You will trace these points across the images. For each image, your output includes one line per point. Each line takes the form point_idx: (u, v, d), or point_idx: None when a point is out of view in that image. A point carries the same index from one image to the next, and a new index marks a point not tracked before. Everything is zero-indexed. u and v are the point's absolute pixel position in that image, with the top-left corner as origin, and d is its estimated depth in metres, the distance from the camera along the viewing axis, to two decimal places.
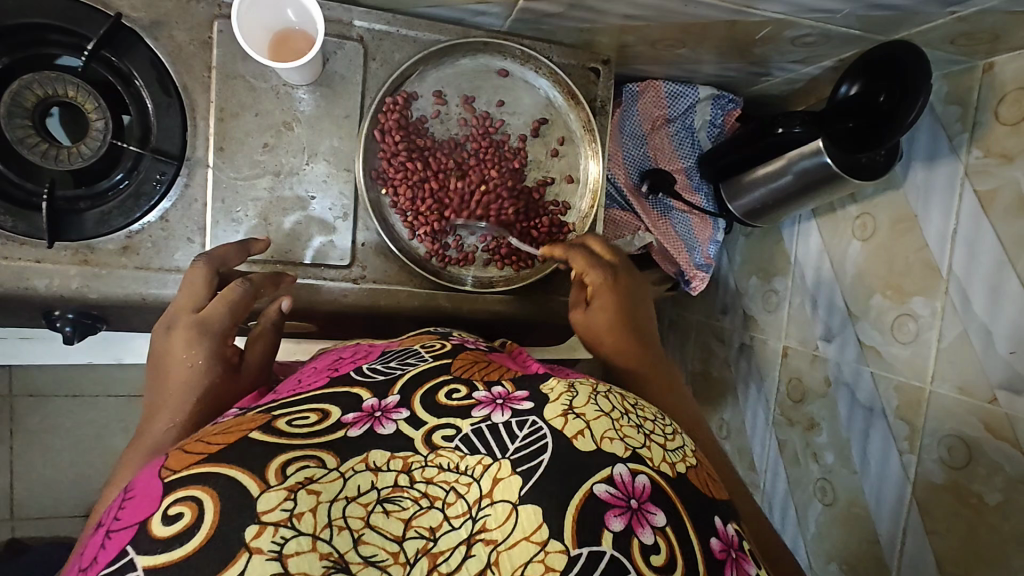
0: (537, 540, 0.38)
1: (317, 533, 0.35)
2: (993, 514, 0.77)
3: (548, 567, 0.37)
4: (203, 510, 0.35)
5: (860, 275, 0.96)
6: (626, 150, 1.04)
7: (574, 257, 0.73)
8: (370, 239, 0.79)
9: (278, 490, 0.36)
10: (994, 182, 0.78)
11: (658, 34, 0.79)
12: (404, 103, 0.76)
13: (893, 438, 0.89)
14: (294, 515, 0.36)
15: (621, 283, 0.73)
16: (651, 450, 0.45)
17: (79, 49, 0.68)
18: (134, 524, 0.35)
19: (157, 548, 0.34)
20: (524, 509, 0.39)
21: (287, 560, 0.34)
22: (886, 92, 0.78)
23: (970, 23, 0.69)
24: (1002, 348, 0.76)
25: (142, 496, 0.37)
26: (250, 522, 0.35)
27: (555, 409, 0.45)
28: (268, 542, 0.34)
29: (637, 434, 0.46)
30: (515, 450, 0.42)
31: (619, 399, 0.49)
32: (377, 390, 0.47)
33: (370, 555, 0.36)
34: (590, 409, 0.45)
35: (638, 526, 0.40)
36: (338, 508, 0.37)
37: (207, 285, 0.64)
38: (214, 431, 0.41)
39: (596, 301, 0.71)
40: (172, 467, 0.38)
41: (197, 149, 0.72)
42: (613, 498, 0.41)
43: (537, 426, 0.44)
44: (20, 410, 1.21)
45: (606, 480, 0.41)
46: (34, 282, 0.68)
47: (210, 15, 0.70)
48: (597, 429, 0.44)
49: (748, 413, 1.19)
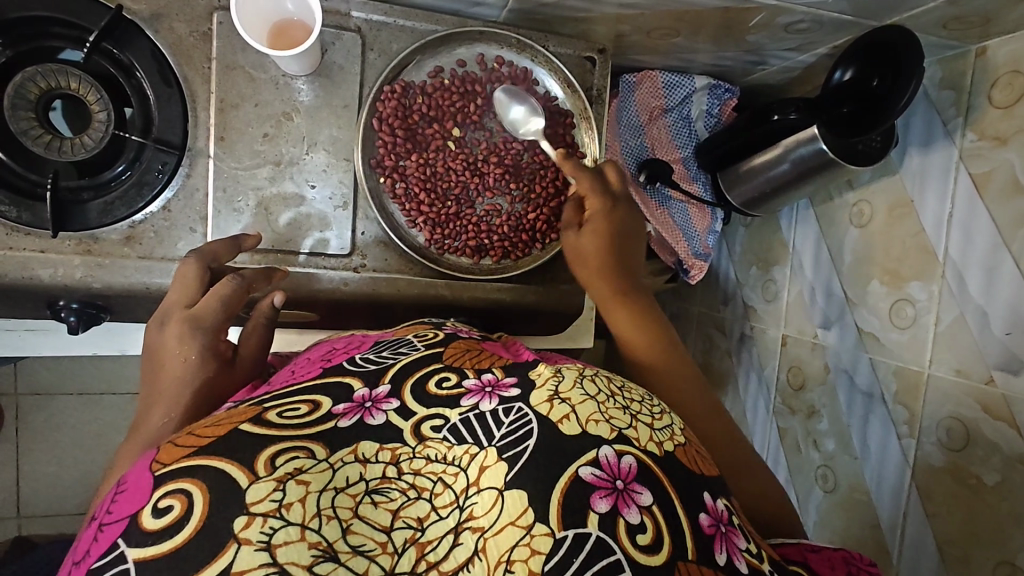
0: (522, 525, 0.39)
1: (306, 522, 0.36)
2: (992, 494, 0.77)
3: (533, 551, 0.38)
4: (193, 502, 0.36)
5: (858, 261, 0.96)
6: (624, 140, 1.05)
7: (583, 180, 0.73)
8: (371, 229, 0.80)
9: (267, 481, 0.37)
10: (988, 165, 0.78)
11: (653, 22, 0.79)
12: (402, 91, 0.77)
13: (893, 423, 0.90)
14: (282, 505, 0.36)
15: (620, 217, 0.73)
16: (637, 430, 0.45)
17: (81, 41, 0.70)
18: (125, 517, 0.36)
19: (147, 541, 0.34)
20: (510, 494, 0.40)
21: (276, 550, 0.34)
22: (880, 77, 0.78)
23: (962, 6, 0.69)
24: (998, 329, 0.76)
25: (134, 488, 0.38)
26: (239, 514, 0.35)
27: (540, 395, 0.45)
28: (257, 533, 0.35)
29: (623, 415, 0.46)
30: (501, 437, 0.43)
31: (606, 382, 0.49)
32: (367, 380, 0.48)
33: (359, 545, 0.37)
34: (576, 394, 0.46)
35: (623, 506, 0.40)
36: (327, 498, 0.38)
37: (200, 280, 0.65)
38: (204, 424, 0.42)
39: (590, 226, 0.72)
40: (162, 461, 0.39)
41: (198, 139, 0.73)
42: (599, 480, 0.41)
43: (522, 412, 0.44)
44: (25, 408, 1.22)
45: (591, 463, 0.42)
46: (38, 272, 0.69)
47: (210, 8, 0.71)
48: (583, 413, 0.44)
49: (749, 402, 1.20)
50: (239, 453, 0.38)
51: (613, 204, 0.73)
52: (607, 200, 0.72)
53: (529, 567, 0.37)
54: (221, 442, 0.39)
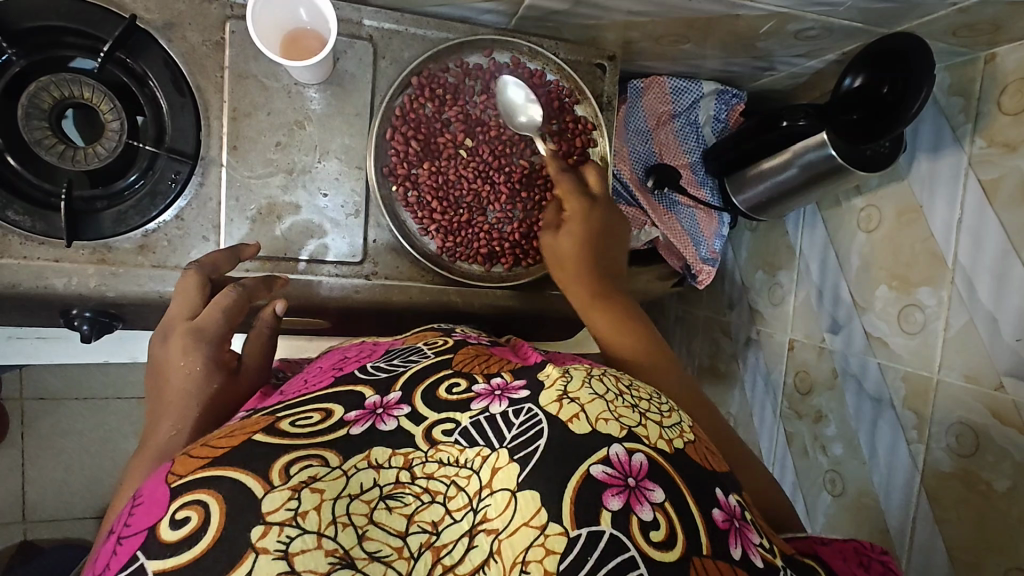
0: (536, 525, 0.39)
1: (322, 530, 0.36)
2: (1003, 499, 0.78)
3: (548, 550, 0.38)
4: (211, 513, 0.36)
5: (866, 266, 0.96)
6: (632, 146, 1.06)
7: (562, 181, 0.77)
8: (382, 237, 0.80)
9: (283, 490, 0.37)
10: (997, 171, 0.78)
11: (663, 30, 0.80)
12: (430, 83, 0.78)
13: (901, 428, 0.90)
14: (298, 514, 0.36)
15: (595, 216, 0.76)
16: (647, 428, 0.46)
17: (95, 51, 0.70)
18: (144, 529, 0.36)
19: (166, 553, 0.35)
20: (523, 494, 0.40)
21: (294, 558, 0.34)
22: (889, 84, 0.79)
23: (971, 14, 0.69)
24: (1008, 336, 0.77)
25: (151, 501, 0.38)
26: (256, 523, 0.35)
27: (549, 395, 0.46)
28: (274, 541, 0.35)
29: (632, 414, 0.46)
30: (512, 438, 0.43)
31: (613, 381, 0.50)
32: (379, 388, 0.48)
33: (375, 551, 0.37)
34: (584, 393, 0.46)
35: (636, 503, 0.40)
36: (342, 505, 0.38)
37: (199, 292, 0.65)
38: (219, 435, 0.42)
39: (566, 226, 0.75)
40: (178, 472, 0.39)
41: (211, 148, 0.73)
42: (610, 477, 0.41)
43: (532, 413, 0.45)
44: (32, 413, 1.22)
45: (602, 460, 0.42)
46: (52, 282, 0.69)
47: (223, 17, 0.71)
48: (592, 411, 0.45)
49: (756, 406, 1.20)
50: (256, 462, 0.39)
51: (591, 202, 0.76)
52: (585, 197, 0.76)
53: (544, 566, 0.37)
54: (237, 452, 0.40)
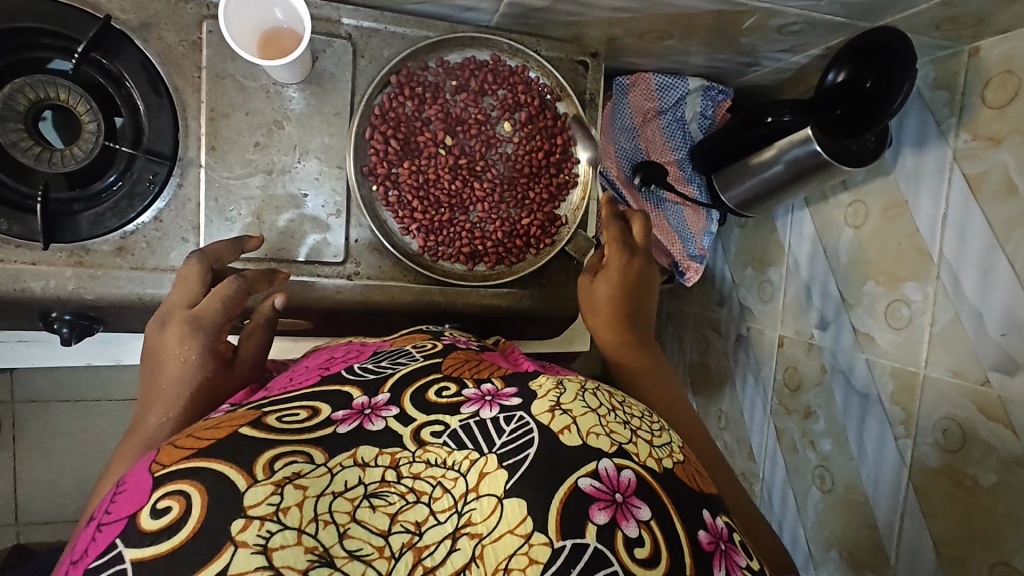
0: (521, 533, 0.39)
1: (303, 527, 0.36)
2: (988, 495, 0.77)
3: (532, 560, 0.38)
4: (192, 503, 0.36)
5: (853, 262, 0.96)
6: (618, 143, 1.05)
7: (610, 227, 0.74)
8: (364, 236, 0.80)
9: (266, 484, 0.37)
10: (983, 165, 0.78)
11: (645, 26, 0.79)
12: (409, 81, 0.77)
13: (889, 423, 0.90)
14: (280, 509, 0.36)
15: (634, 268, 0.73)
16: (637, 446, 0.46)
17: (69, 52, 0.69)
18: (124, 518, 0.36)
19: (144, 541, 0.34)
20: (509, 502, 0.40)
21: (272, 553, 0.34)
22: (872, 79, 0.78)
23: (954, 7, 0.69)
24: (993, 330, 0.76)
25: (134, 488, 0.38)
26: (237, 516, 0.35)
27: (542, 405, 0.46)
28: (254, 536, 0.35)
29: (623, 430, 0.46)
30: (501, 444, 0.43)
31: (607, 397, 0.50)
32: (368, 389, 0.47)
33: (356, 549, 0.36)
34: (577, 406, 0.46)
35: (622, 519, 0.40)
36: (324, 503, 0.38)
37: (202, 286, 0.64)
38: (204, 427, 0.42)
39: (605, 273, 0.73)
40: (162, 462, 0.39)
41: (189, 149, 0.73)
42: (598, 491, 0.41)
43: (523, 421, 0.44)
44: (21, 416, 1.22)
45: (591, 474, 0.42)
46: (30, 285, 0.69)
47: (199, 16, 0.71)
48: (584, 425, 0.45)
49: (746, 403, 1.19)
50: (234, 459, 0.38)
51: (630, 254, 0.73)
52: (626, 250, 0.73)
53: None
54: (214, 449, 0.39)
